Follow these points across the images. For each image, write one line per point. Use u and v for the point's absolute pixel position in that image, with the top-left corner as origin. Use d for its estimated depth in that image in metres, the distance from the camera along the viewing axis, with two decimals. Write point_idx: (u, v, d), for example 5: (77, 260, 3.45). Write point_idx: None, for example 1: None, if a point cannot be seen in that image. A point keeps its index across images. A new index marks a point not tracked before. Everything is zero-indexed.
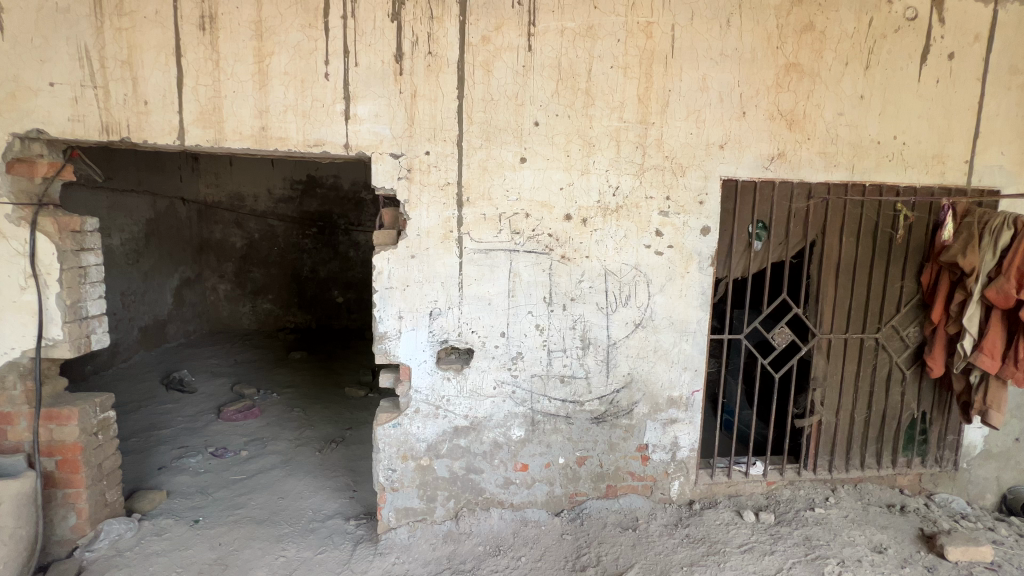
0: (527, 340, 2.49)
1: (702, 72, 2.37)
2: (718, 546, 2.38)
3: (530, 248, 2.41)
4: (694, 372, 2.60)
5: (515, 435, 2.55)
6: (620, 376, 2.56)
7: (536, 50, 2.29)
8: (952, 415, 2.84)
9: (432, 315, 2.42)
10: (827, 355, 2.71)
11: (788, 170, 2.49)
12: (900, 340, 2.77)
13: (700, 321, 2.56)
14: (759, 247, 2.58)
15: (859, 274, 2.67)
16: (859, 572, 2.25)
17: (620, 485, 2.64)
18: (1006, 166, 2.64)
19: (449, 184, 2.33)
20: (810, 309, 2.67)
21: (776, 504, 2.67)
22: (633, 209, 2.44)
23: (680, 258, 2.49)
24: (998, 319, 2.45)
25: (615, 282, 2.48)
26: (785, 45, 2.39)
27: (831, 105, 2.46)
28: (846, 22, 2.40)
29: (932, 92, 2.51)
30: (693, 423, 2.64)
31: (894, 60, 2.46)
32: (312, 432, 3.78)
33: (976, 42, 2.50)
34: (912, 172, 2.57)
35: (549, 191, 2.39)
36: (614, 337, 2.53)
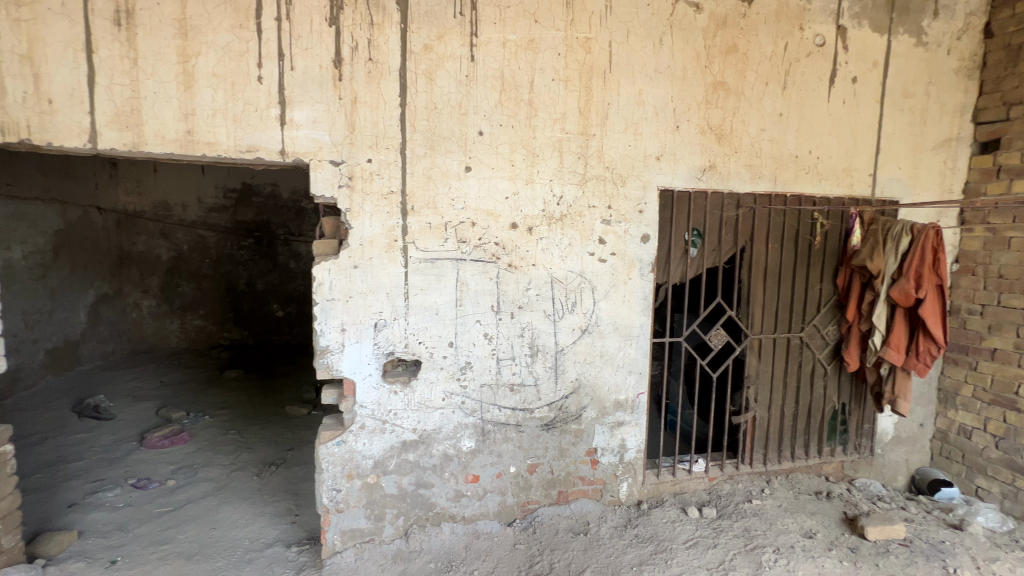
0: (475, 349, 2.47)
1: (638, 87, 2.48)
2: (665, 544, 2.44)
3: (477, 257, 2.41)
4: (638, 375, 2.69)
5: (465, 446, 2.52)
6: (569, 382, 2.60)
7: (479, 61, 2.31)
8: (867, 405, 3.11)
9: (377, 327, 2.35)
10: (759, 354, 2.89)
11: (718, 181, 2.65)
12: (822, 338, 3.01)
13: (643, 326, 2.66)
14: (695, 254, 2.71)
15: (785, 277, 2.88)
16: (792, 558, 2.36)
17: (571, 490, 2.68)
18: (902, 179, 2.95)
19: (392, 193, 2.29)
20: (742, 311, 2.83)
21: (717, 499, 2.79)
22: (577, 218, 2.50)
23: (623, 265, 2.58)
24: (901, 316, 2.71)
25: (562, 290, 2.52)
26: (712, 64, 2.55)
27: (755, 121, 2.64)
28: (765, 46, 2.60)
29: (840, 112, 2.77)
30: (639, 425, 2.73)
31: (807, 82, 2.69)
32: (249, 455, 3.55)
33: (875, 68, 2.79)
34: (826, 184, 2.81)
35: (495, 200, 2.40)
36: (561, 343, 2.56)
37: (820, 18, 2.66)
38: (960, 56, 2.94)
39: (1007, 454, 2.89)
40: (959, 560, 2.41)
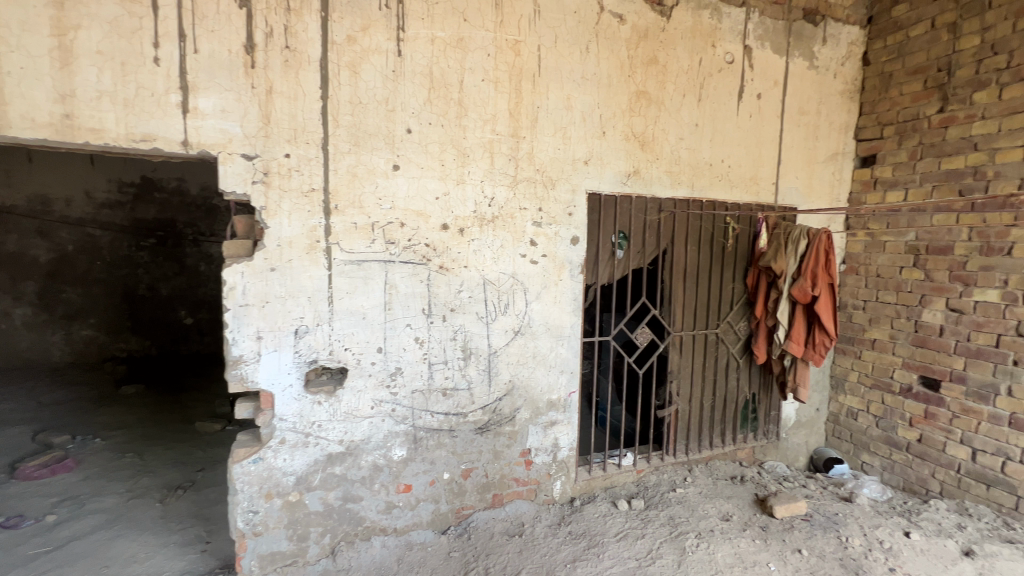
0: (406, 354, 2.39)
1: (567, 92, 2.54)
2: (597, 538, 2.49)
3: (407, 258, 2.33)
4: (570, 374, 2.74)
5: (396, 455, 2.42)
6: (502, 384, 2.59)
7: (406, 56, 2.23)
8: (773, 394, 3.40)
9: (298, 333, 2.20)
10: (680, 350, 3.06)
11: (642, 186, 2.77)
12: (734, 334, 3.25)
13: (574, 326, 2.71)
14: (621, 255, 2.82)
15: (702, 277, 3.07)
16: (712, 540, 2.49)
17: (506, 492, 2.67)
18: (799, 188, 3.26)
19: (313, 191, 2.15)
20: (665, 310, 2.98)
21: (645, 490, 2.92)
22: (509, 220, 2.50)
23: (554, 266, 2.62)
24: (801, 312, 2.99)
25: (494, 292, 2.51)
26: (635, 74, 2.67)
27: (674, 130, 2.80)
28: (682, 59, 2.76)
29: (747, 125, 3.01)
30: (571, 423, 2.79)
31: (719, 95, 2.90)
32: (151, 479, 3.19)
33: (776, 86, 3.06)
34: (737, 191, 3.04)
35: (424, 200, 2.33)
36: (494, 345, 2.55)
37: (730, 37, 2.87)
38: (844, 80, 3.31)
39: (885, 431, 3.29)
40: (850, 528, 2.62)
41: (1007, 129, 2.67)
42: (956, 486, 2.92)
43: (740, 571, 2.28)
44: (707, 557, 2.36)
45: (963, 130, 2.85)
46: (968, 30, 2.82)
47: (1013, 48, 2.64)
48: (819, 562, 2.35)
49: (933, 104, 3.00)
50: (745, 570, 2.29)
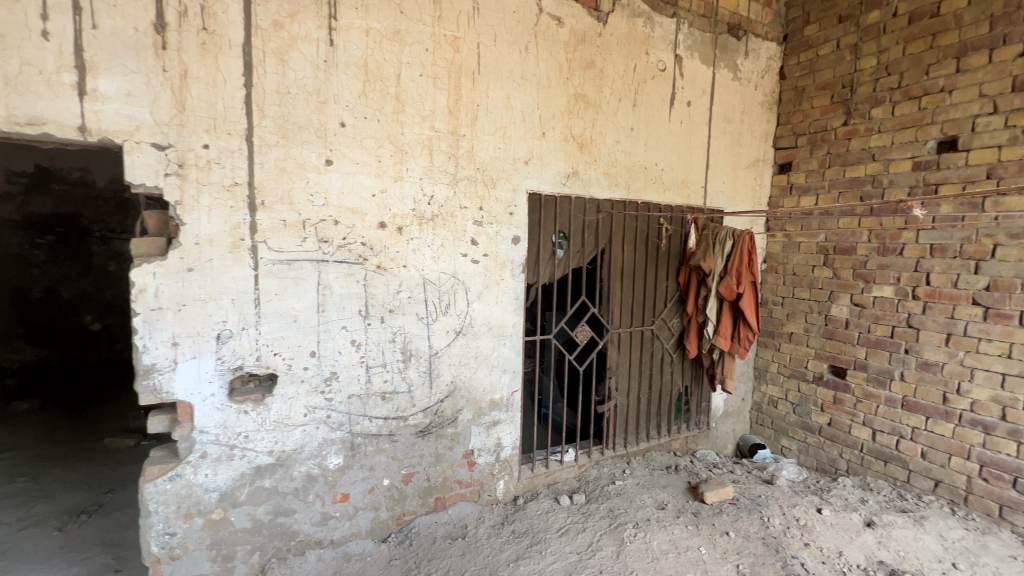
0: (341, 358, 2.28)
1: (506, 91, 2.54)
2: (540, 535, 2.52)
3: (341, 258, 2.23)
4: (512, 373, 2.75)
5: (332, 463, 2.32)
6: (443, 386, 2.55)
7: (339, 46, 2.14)
8: (704, 386, 3.60)
9: (220, 338, 2.04)
10: (618, 347, 3.15)
11: (581, 187, 2.83)
12: (668, 330, 3.40)
13: (515, 325, 2.73)
14: (561, 255, 2.86)
15: (638, 276, 3.19)
16: (649, 529, 2.59)
17: (448, 495, 2.64)
18: (725, 192, 3.47)
19: (236, 185, 2.00)
20: (603, 308, 3.07)
21: (586, 485, 2.99)
22: (449, 219, 2.46)
23: (495, 265, 2.61)
24: (727, 308, 3.17)
25: (435, 292, 2.47)
26: (573, 77, 2.72)
27: (610, 133, 2.88)
28: (617, 65, 2.85)
29: (678, 130, 3.16)
30: (514, 422, 2.80)
31: (653, 101, 3.02)
32: (48, 505, 2.84)
33: (704, 95, 3.24)
34: (669, 193, 3.18)
35: (360, 197, 2.24)
36: (435, 346, 2.50)
37: (662, 46, 3.00)
38: (764, 92, 3.57)
39: (801, 417, 3.58)
40: (771, 509, 2.81)
41: (899, 143, 2.98)
42: (860, 463, 3.23)
43: (674, 557, 2.38)
44: (643, 546, 2.44)
45: (863, 142, 3.16)
46: (866, 51, 3.13)
47: (903, 70, 2.95)
48: (744, 542, 2.51)
49: (839, 118, 3.30)
50: (679, 556, 2.39)
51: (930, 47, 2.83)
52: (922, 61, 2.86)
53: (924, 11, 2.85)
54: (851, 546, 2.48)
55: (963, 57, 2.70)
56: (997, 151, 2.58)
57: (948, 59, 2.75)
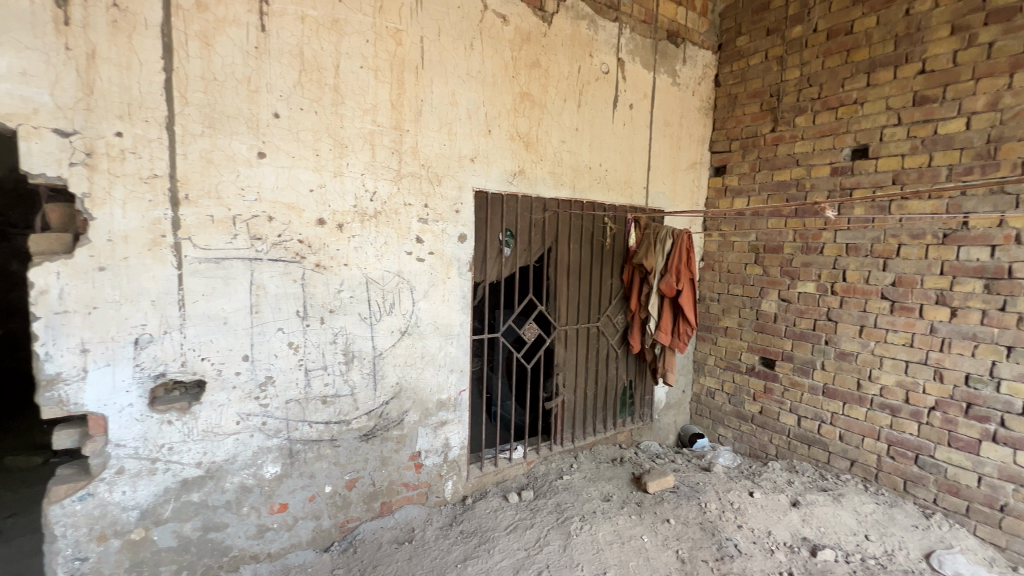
0: (277, 361, 2.17)
1: (451, 87, 2.50)
2: (488, 534, 2.52)
3: (276, 256, 2.12)
4: (459, 373, 2.73)
5: (269, 472, 2.20)
6: (388, 388, 2.49)
7: (271, 32, 2.02)
8: (648, 379, 3.74)
9: (139, 344, 1.88)
10: (565, 343, 3.21)
11: (527, 186, 2.85)
12: (613, 326, 3.50)
13: (462, 324, 2.71)
14: (508, 253, 2.87)
15: (583, 274, 3.25)
16: (594, 521, 2.65)
17: (395, 499, 2.58)
18: (666, 193, 3.61)
19: (156, 177, 1.85)
20: (550, 306, 3.10)
21: (534, 481, 3.02)
22: (392, 216, 2.40)
23: (441, 264, 2.58)
24: (668, 305, 3.30)
25: (378, 291, 2.39)
26: (519, 76, 2.72)
27: (556, 132, 2.92)
28: (562, 65, 2.89)
29: (621, 132, 3.25)
30: (462, 422, 2.78)
31: (597, 102, 3.08)
32: None
33: (645, 99, 3.35)
34: (613, 193, 3.27)
35: (297, 192, 2.14)
36: (379, 347, 2.43)
37: (605, 49, 3.07)
38: (700, 97, 3.74)
39: (735, 406, 3.79)
40: (708, 495, 2.95)
41: (819, 149, 3.21)
42: (787, 448, 3.47)
43: (618, 547, 2.44)
44: (589, 538, 2.50)
45: (789, 148, 3.38)
46: (791, 63, 3.35)
47: (823, 82, 3.18)
48: (683, 529, 2.62)
49: (767, 125, 3.51)
50: (623, 546, 2.46)
51: (845, 62, 3.06)
52: (839, 74, 3.10)
53: (839, 28, 3.09)
54: (778, 526, 2.66)
55: (873, 72, 2.95)
56: (901, 159, 2.84)
57: (860, 73, 3.00)
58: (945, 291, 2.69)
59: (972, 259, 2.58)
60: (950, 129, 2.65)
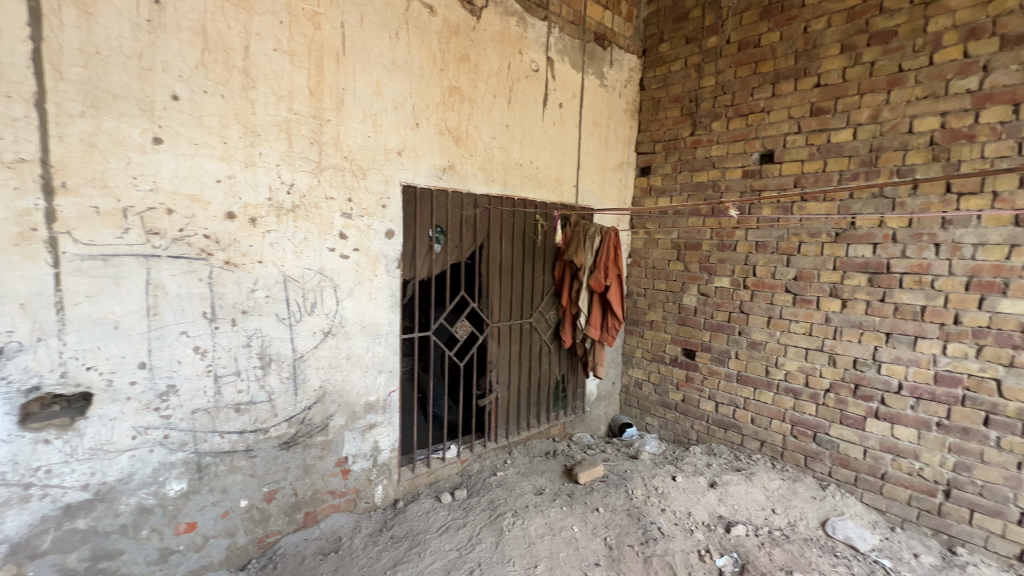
0: (181, 368, 1.98)
1: (376, 77, 2.40)
2: (420, 536, 2.46)
3: (178, 253, 1.92)
4: (388, 373, 2.65)
5: (173, 490, 2.00)
6: (311, 392, 2.35)
7: (167, 5, 1.82)
8: (579, 373, 3.84)
9: (4, 353, 1.63)
10: (498, 340, 3.21)
11: (457, 181, 2.82)
12: (545, 322, 3.56)
13: (391, 323, 2.63)
14: (439, 250, 2.81)
15: (516, 271, 3.27)
16: (527, 515, 2.67)
17: (320, 508, 2.46)
18: (595, 192, 3.72)
19: (23, 161, 1.61)
20: (483, 303, 3.09)
21: (468, 479, 3.01)
22: (313, 210, 2.27)
23: (367, 260, 2.48)
24: (597, 300, 3.40)
25: (298, 290, 2.25)
26: (447, 69, 2.67)
27: (486, 128, 2.90)
28: (492, 61, 2.87)
29: (551, 131, 3.30)
30: (392, 424, 2.70)
31: (527, 100, 3.10)
32: None
33: (574, 98, 3.42)
34: (543, 191, 3.32)
35: (201, 182, 1.95)
36: (300, 350, 2.29)
37: (534, 47, 3.09)
38: (626, 100, 3.88)
39: (660, 395, 3.99)
40: (635, 482, 3.08)
41: (732, 153, 3.45)
42: (706, 432, 3.70)
43: (549, 539, 2.48)
44: (521, 533, 2.52)
45: (706, 151, 3.59)
46: (707, 71, 3.56)
47: (735, 90, 3.41)
48: (611, 516, 2.72)
49: (687, 128, 3.71)
50: (553, 537, 2.50)
51: (754, 72, 3.30)
52: (749, 84, 3.34)
53: (749, 41, 3.32)
54: (697, 506, 2.83)
55: (777, 83, 3.19)
56: (801, 164, 3.11)
57: (767, 84, 3.25)
58: (837, 284, 2.98)
59: (858, 256, 2.89)
60: (840, 138, 2.94)
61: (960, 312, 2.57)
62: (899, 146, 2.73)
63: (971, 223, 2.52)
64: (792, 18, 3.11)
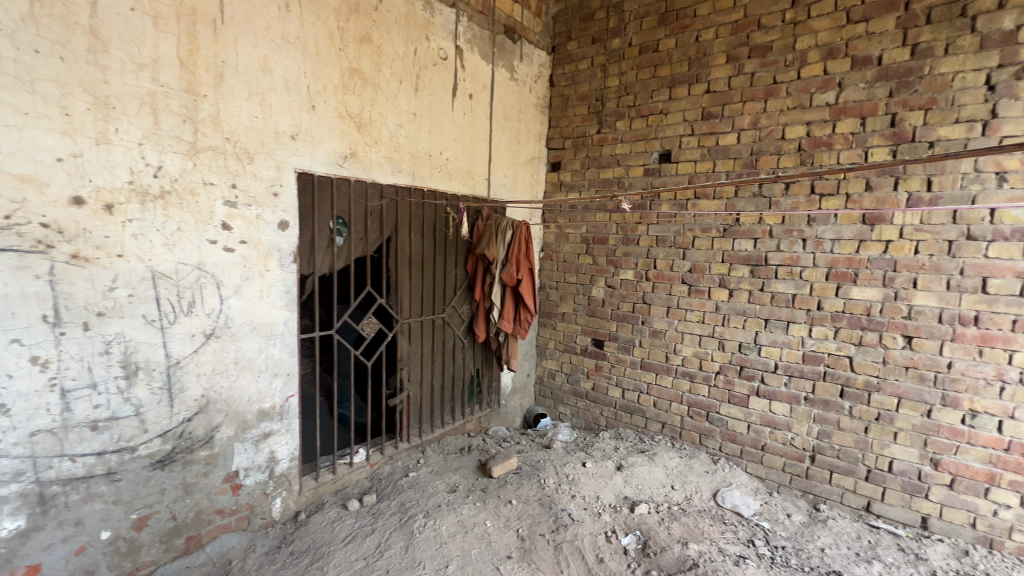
0: (14, 383, 1.65)
1: (263, 51, 2.17)
2: (323, 549, 2.31)
3: (6, 245, 1.59)
4: (285, 377, 2.44)
5: (6, 530, 1.67)
6: (190, 403, 2.08)
7: None
8: (494, 367, 3.85)
9: None
10: (409, 337, 3.11)
11: (360, 170, 2.66)
12: (459, 317, 3.51)
13: (287, 322, 2.42)
14: (341, 243, 2.64)
15: (427, 265, 3.18)
16: (439, 514, 2.61)
17: (205, 530, 2.21)
18: (507, 185, 3.72)
19: None
20: (391, 299, 2.97)
21: (378, 483, 2.88)
22: (188, 197, 2.00)
23: (256, 254, 2.25)
24: (510, 294, 3.42)
25: (170, 287, 1.98)
26: (346, 48, 2.50)
27: (391, 115, 2.77)
28: (396, 45, 2.74)
29: (461, 122, 3.23)
30: (290, 431, 2.50)
31: (435, 88, 3.00)
32: None
33: (484, 90, 3.38)
34: (454, 183, 3.25)
35: (35, 160, 1.63)
36: (175, 355, 2.02)
37: (442, 34, 3.00)
38: (537, 95, 3.92)
39: (572, 384, 4.11)
40: (547, 471, 3.15)
41: (635, 152, 3.62)
42: (614, 418, 3.89)
43: (461, 537, 2.45)
44: (433, 533, 2.45)
45: (611, 149, 3.74)
46: (612, 72, 3.70)
47: (636, 92, 3.58)
48: (524, 507, 2.75)
49: (593, 126, 3.84)
50: (466, 535, 2.47)
51: (653, 76, 3.49)
52: (649, 86, 3.52)
53: (649, 46, 3.50)
54: (605, 489, 2.96)
55: (674, 87, 3.40)
56: (694, 165, 3.35)
57: (664, 87, 3.45)
58: (725, 276, 3.26)
59: (742, 249, 3.18)
60: (726, 142, 3.20)
61: (822, 299, 2.92)
62: (774, 150, 3.04)
63: (830, 221, 2.87)
64: (685, 27, 3.32)
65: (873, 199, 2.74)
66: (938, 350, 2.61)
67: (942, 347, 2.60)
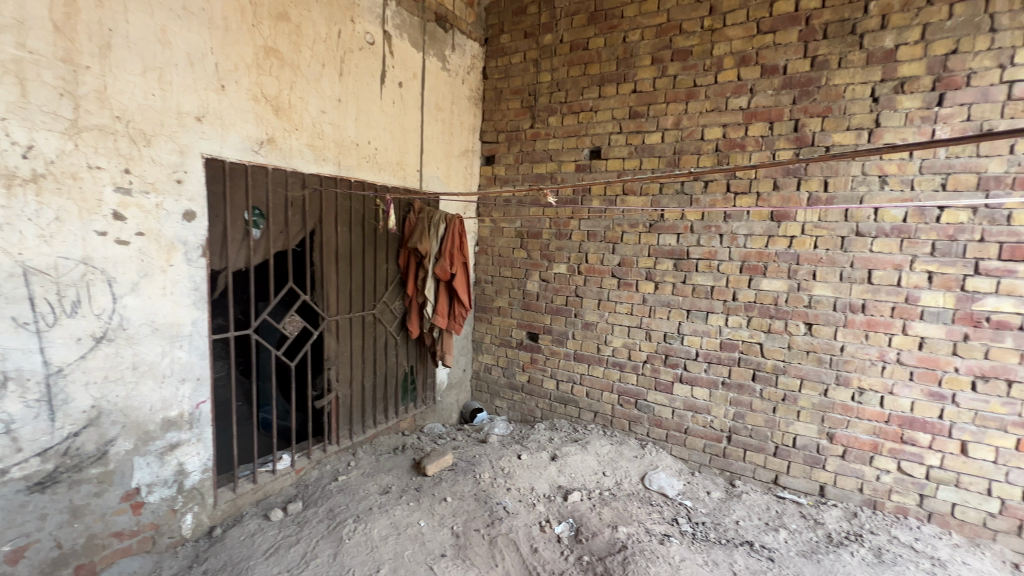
0: None
1: (160, 21, 1.95)
2: (241, 565, 2.15)
3: None
4: (195, 381, 2.24)
5: None
6: (76, 415, 1.84)
7: None
8: (428, 363, 3.78)
9: None
10: (337, 335, 2.96)
11: (278, 157, 2.48)
12: (391, 313, 3.40)
13: (196, 322, 2.21)
14: (258, 235, 2.45)
15: (355, 259, 3.04)
16: (370, 518, 2.52)
17: (100, 557, 1.97)
18: (440, 177, 3.64)
19: None
20: (316, 295, 2.81)
21: (304, 490, 2.73)
22: (69, 182, 1.76)
23: (157, 247, 2.03)
24: (444, 289, 3.36)
25: (47, 285, 1.73)
26: (260, 25, 2.31)
27: (313, 100, 2.61)
28: (318, 25, 2.57)
29: (390, 110, 3.11)
30: (202, 440, 2.30)
31: (361, 73, 2.87)
32: None
33: (415, 78, 3.28)
34: (383, 174, 3.13)
35: None
36: (57, 362, 1.78)
37: (368, 18, 2.86)
38: (469, 87, 3.87)
39: (508, 378, 4.13)
40: (482, 466, 3.14)
41: (567, 147, 3.68)
42: (549, 409, 3.96)
43: (393, 540, 2.38)
44: (363, 538, 2.36)
45: (544, 144, 3.77)
46: (544, 67, 3.72)
47: (567, 88, 3.63)
48: (459, 504, 2.72)
49: (526, 121, 3.85)
50: (399, 536, 2.41)
51: (583, 73, 3.56)
52: (579, 83, 3.59)
53: (579, 43, 3.56)
54: (540, 480, 3.00)
55: (603, 85, 3.49)
56: (622, 162, 3.47)
57: (594, 85, 3.53)
58: (651, 269, 3.41)
59: (666, 244, 3.34)
60: (652, 140, 3.34)
61: (737, 291, 3.14)
62: (695, 150, 3.21)
63: (743, 217, 3.09)
64: (613, 27, 3.42)
65: (779, 198, 2.98)
66: (833, 336, 2.90)
67: (836, 333, 2.89)
